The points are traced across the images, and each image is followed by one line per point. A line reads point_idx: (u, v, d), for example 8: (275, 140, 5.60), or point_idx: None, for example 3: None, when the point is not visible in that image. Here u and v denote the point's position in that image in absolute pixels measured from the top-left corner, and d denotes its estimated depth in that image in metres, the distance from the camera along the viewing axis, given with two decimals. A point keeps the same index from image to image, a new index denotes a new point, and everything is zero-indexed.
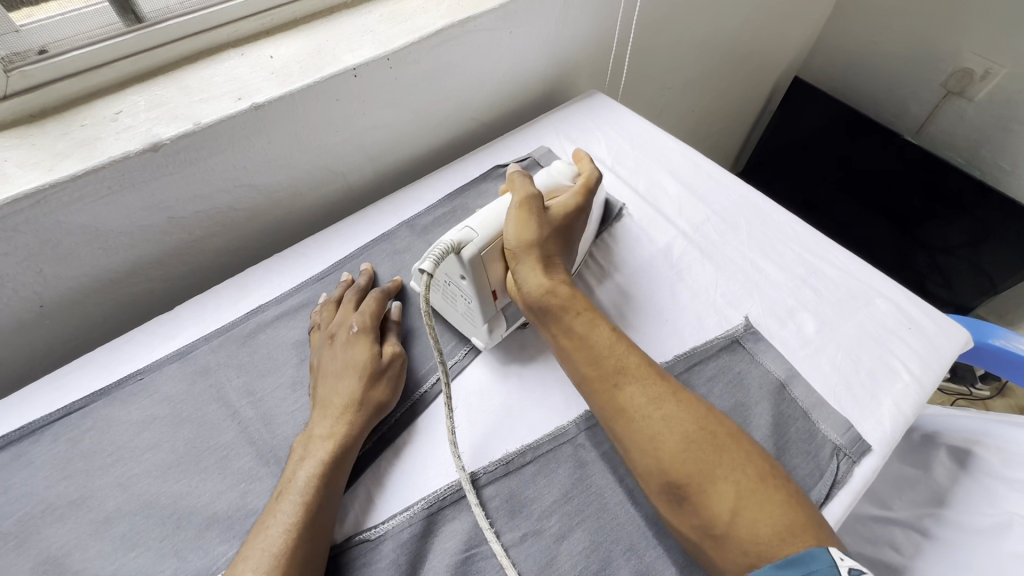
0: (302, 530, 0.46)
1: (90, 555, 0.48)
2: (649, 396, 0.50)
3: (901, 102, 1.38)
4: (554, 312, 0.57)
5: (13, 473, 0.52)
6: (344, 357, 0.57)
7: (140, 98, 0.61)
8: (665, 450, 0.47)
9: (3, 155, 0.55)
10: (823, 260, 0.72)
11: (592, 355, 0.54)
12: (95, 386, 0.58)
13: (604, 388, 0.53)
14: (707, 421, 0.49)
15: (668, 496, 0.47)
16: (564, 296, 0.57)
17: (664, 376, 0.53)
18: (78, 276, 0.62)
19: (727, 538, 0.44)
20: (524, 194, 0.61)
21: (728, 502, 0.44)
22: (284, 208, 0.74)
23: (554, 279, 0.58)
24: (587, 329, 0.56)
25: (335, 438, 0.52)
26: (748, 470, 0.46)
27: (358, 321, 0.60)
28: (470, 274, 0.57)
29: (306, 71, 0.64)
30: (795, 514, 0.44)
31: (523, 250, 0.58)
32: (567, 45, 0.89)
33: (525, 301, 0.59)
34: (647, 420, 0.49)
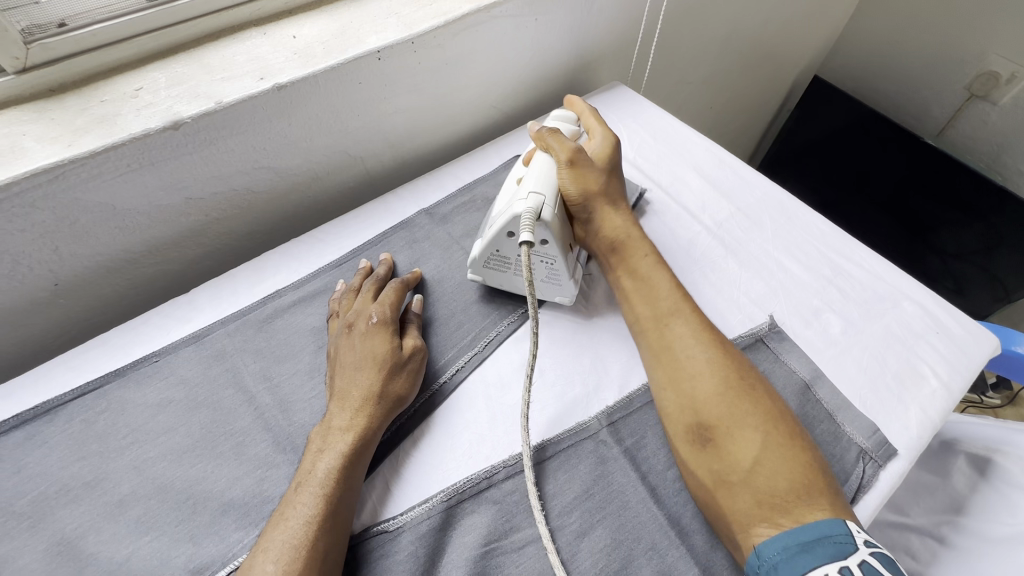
0: (324, 522, 0.45)
1: (103, 539, 0.47)
2: (696, 339, 0.55)
3: (922, 104, 1.36)
4: (620, 254, 0.63)
5: (28, 453, 0.51)
6: (364, 347, 0.55)
7: (161, 75, 0.60)
8: (704, 391, 0.51)
9: (20, 130, 0.54)
10: (850, 260, 0.71)
11: (649, 299, 0.60)
12: (109, 367, 0.57)
13: (656, 328, 0.58)
14: (746, 376, 0.53)
15: (695, 437, 0.50)
16: (634, 237, 0.64)
17: (712, 328, 0.57)
18: (94, 256, 0.61)
19: (741, 485, 0.46)
20: (572, 149, 0.63)
21: (751, 451, 0.47)
22: (302, 192, 0.73)
23: (625, 222, 0.64)
24: (646, 274, 0.61)
25: (355, 430, 0.51)
26: (776, 428, 0.49)
27: (377, 310, 0.58)
28: (554, 236, 0.58)
29: (329, 53, 0.63)
30: (814, 480, 0.46)
31: (593, 201, 0.63)
32: (592, 35, 0.87)
33: (602, 247, 0.64)
34: (694, 360, 0.54)
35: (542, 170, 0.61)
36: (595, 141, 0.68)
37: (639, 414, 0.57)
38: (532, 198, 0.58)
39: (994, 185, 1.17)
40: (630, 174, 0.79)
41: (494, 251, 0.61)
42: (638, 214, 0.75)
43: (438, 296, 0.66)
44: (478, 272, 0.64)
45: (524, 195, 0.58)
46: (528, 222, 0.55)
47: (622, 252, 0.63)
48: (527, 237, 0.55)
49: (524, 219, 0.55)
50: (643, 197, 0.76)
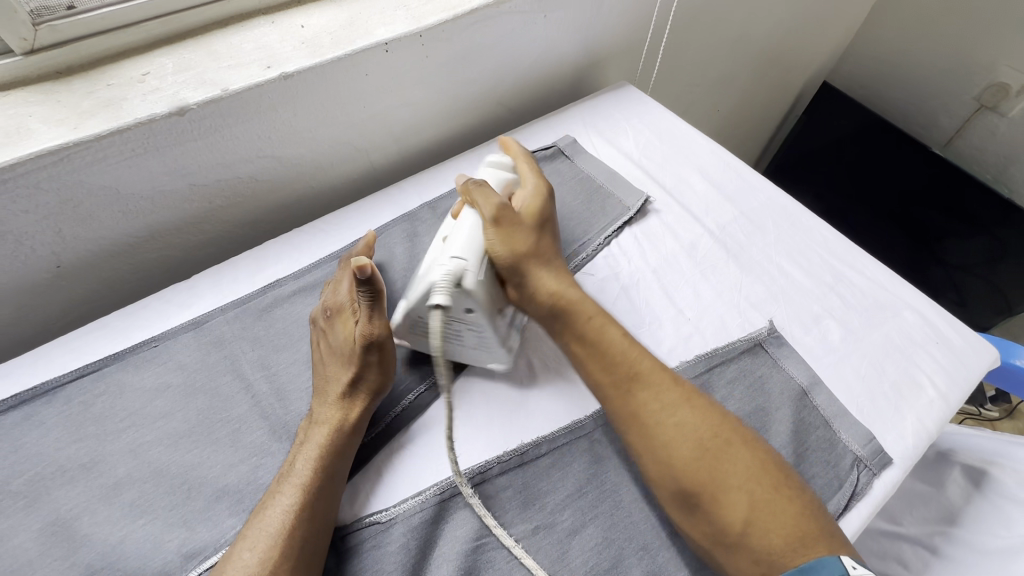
0: (302, 513, 0.45)
1: (98, 520, 0.47)
2: (663, 403, 0.50)
3: (930, 113, 1.35)
4: (564, 318, 0.56)
5: (25, 433, 0.51)
6: (335, 342, 0.55)
7: (168, 61, 0.60)
8: (679, 458, 0.47)
9: (26, 111, 0.54)
10: (852, 268, 0.70)
11: (604, 359, 0.53)
12: (109, 350, 0.57)
13: (616, 394, 0.52)
14: (723, 428, 0.49)
15: (681, 503, 0.47)
16: (575, 296, 0.57)
17: (679, 384, 0.52)
18: (97, 239, 0.61)
19: (739, 547, 0.44)
20: (496, 203, 0.57)
21: (742, 513, 0.45)
22: (305, 182, 0.73)
23: (558, 282, 0.57)
24: (598, 334, 0.55)
25: (335, 423, 0.51)
26: (762, 480, 0.46)
27: (339, 300, 0.56)
28: (478, 303, 0.53)
29: (337, 43, 0.63)
30: (808, 525, 0.44)
31: (522, 260, 0.56)
32: (601, 33, 0.87)
33: (537, 311, 0.57)
34: (662, 426, 0.49)
35: (465, 233, 0.56)
36: (524, 192, 0.63)
37: None
38: (452, 263, 0.53)
39: (1003, 199, 1.17)
40: (634, 175, 0.79)
41: (418, 318, 0.56)
42: (641, 215, 0.74)
43: None
44: (404, 336, 0.58)
45: (446, 260, 0.54)
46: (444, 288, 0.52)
47: (566, 314, 0.56)
48: (442, 300, 0.52)
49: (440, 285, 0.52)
50: (647, 198, 0.75)
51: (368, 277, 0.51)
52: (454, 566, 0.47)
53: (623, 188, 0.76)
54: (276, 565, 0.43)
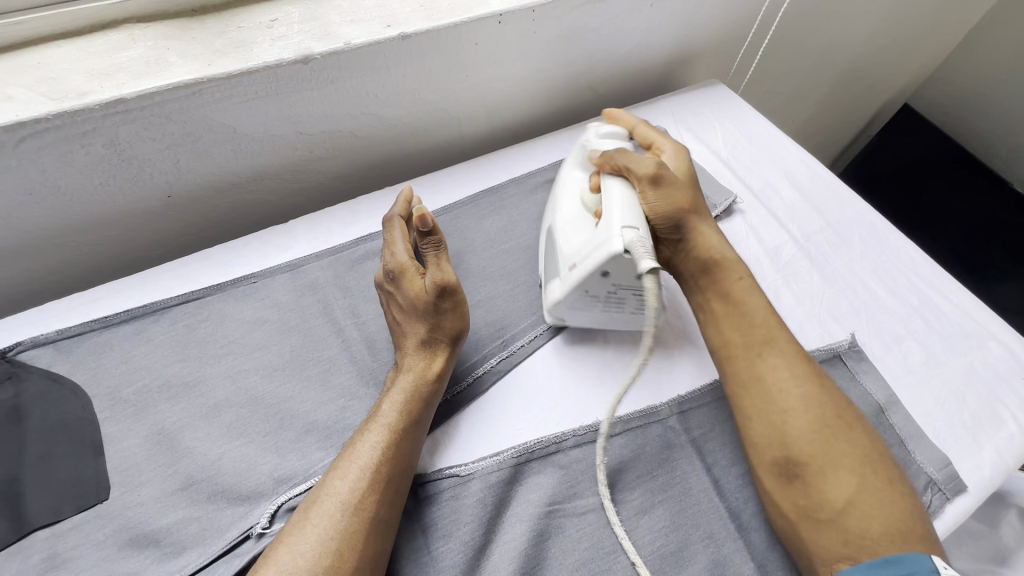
0: (389, 451, 0.47)
1: (198, 436, 0.51)
2: (793, 373, 0.51)
3: (1015, 147, 1.25)
4: (710, 276, 0.57)
5: (135, 347, 0.55)
6: (405, 300, 0.54)
7: (294, 10, 0.62)
8: (796, 424, 0.48)
9: (165, 43, 0.56)
10: (939, 293, 0.69)
11: (740, 320, 0.54)
12: (211, 281, 0.60)
13: (745, 355, 0.53)
14: (846, 412, 0.49)
15: (781, 469, 0.48)
16: (728, 257, 0.57)
17: (810, 363, 0.52)
18: (208, 174, 0.64)
19: (829, 524, 0.45)
20: (651, 165, 0.56)
21: (845, 493, 0.45)
22: (399, 144, 0.74)
23: (715, 241, 0.58)
24: (741, 299, 0.55)
25: (421, 370, 0.52)
26: (876, 469, 0.46)
27: (399, 259, 0.55)
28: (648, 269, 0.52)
29: (454, 9, 0.64)
30: (911, 525, 0.44)
31: (683, 218, 0.56)
32: (702, 28, 0.86)
33: (691, 268, 0.58)
34: (787, 394, 0.50)
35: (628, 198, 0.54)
36: (666, 154, 0.64)
37: (709, 407, 0.57)
38: (626, 232, 0.50)
39: None
40: (719, 174, 0.78)
41: (583, 292, 0.54)
42: (726, 215, 0.74)
43: (520, 265, 0.67)
44: (557, 314, 0.58)
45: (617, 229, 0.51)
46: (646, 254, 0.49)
47: (714, 273, 0.57)
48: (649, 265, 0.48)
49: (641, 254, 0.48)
50: (734, 199, 0.75)
51: (429, 227, 0.55)
52: (526, 526, 0.49)
53: (710, 185, 0.76)
54: (364, 496, 0.45)
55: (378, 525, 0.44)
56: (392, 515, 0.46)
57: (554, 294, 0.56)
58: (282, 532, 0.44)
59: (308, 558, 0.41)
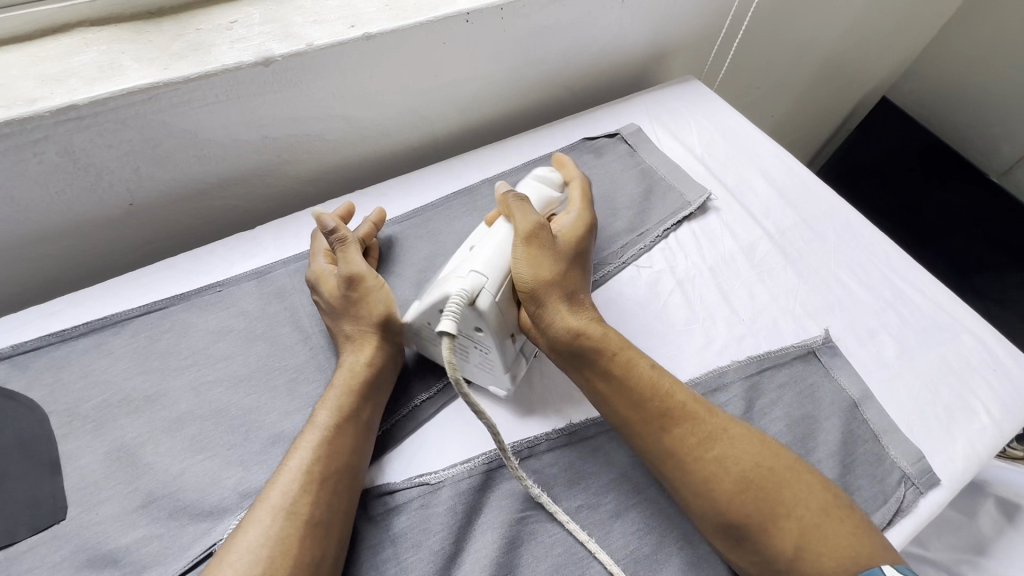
0: (319, 449, 0.47)
1: (160, 451, 0.49)
2: (701, 437, 0.48)
3: (991, 138, 1.26)
4: (586, 356, 0.51)
5: (94, 361, 0.53)
6: (326, 304, 0.56)
7: (255, 11, 0.60)
8: (720, 493, 0.46)
9: (119, 47, 0.55)
10: (912, 285, 0.69)
11: (632, 397, 0.50)
12: (174, 291, 0.59)
13: (647, 430, 0.49)
14: (764, 457, 0.48)
15: (725, 534, 0.46)
16: (598, 336, 0.52)
17: (712, 413, 0.50)
18: (171, 181, 0.63)
19: (789, 573, 0.44)
20: (533, 222, 0.54)
21: (792, 539, 0.44)
22: (370, 146, 0.73)
23: (582, 321, 0.52)
24: (626, 372, 0.50)
25: (352, 366, 0.52)
26: (809, 507, 0.45)
27: (314, 270, 0.57)
28: (489, 325, 0.49)
29: (420, 8, 0.63)
30: (861, 545, 0.44)
31: (551, 287, 0.52)
32: (675, 25, 0.86)
33: (553, 347, 0.52)
34: (702, 464, 0.47)
35: (494, 244, 0.53)
36: (568, 216, 0.59)
37: None
38: (466, 280, 0.49)
39: None
40: (694, 171, 0.78)
41: (425, 327, 0.52)
42: (701, 212, 0.74)
43: None
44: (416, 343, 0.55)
45: (465, 272, 0.50)
46: (456, 307, 0.47)
47: (592, 351, 0.51)
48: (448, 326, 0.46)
49: (453, 301, 0.47)
50: (709, 196, 0.75)
51: (332, 227, 0.57)
52: (497, 534, 0.48)
53: (684, 182, 0.75)
54: (297, 498, 0.44)
55: (315, 530, 0.43)
56: (332, 511, 0.45)
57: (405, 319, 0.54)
58: (224, 544, 0.43)
59: (245, 566, 0.40)
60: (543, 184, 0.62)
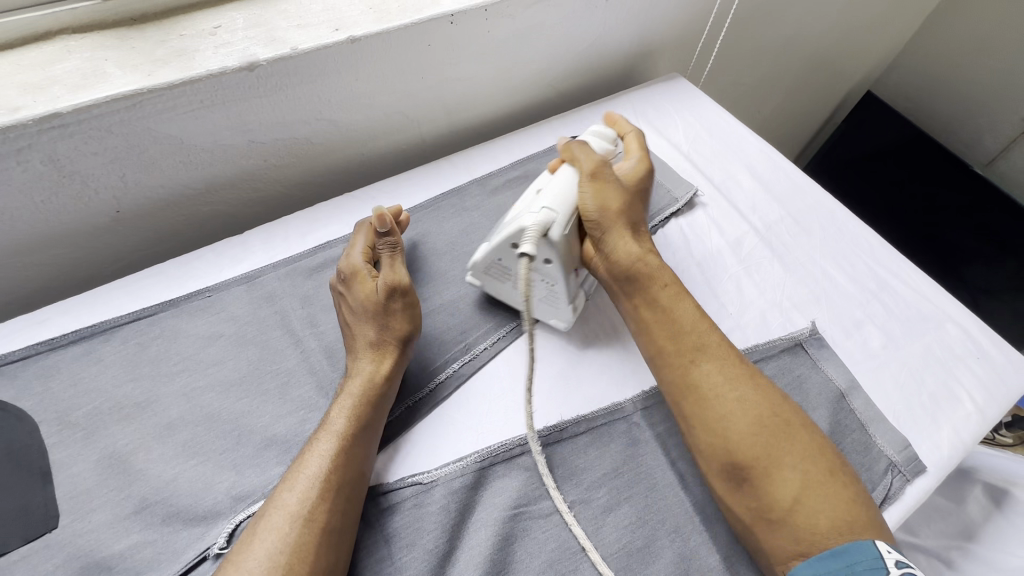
0: (339, 459, 0.46)
1: (152, 457, 0.49)
2: (727, 377, 0.50)
3: (974, 131, 1.27)
4: (637, 283, 0.56)
5: (83, 368, 0.53)
6: (353, 301, 0.55)
7: (239, 16, 0.60)
8: (736, 431, 0.48)
9: (102, 54, 0.55)
10: (896, 277, 0.70)
11: (671, 329, 0.53)
12: (163, 297, 0.59)
13: (679, 362, 0.52)
14: (781, 409, 0.49)
15: (728, 476, 0.48)
16: (651, 264, 0.56)
17: (740, 358, 0.52)
18: (158, 187, 0.62)
19: (783, 523, 0.45)
20: (595, 162, 0.58)
21: (793, 490, 0.45)
22: (358, 149, 0.73)
23: (642, 249, 0.57)
24: (669, 304, 0.55)
25: (372, 375, 0.52)
26: (815, 464, 0.46)
27: (353, 262, 0.56)
28: (559, 254, 0.54)
29: (405, 10, 0.63)
30: (859, 514, 0.45)
31: (613, 220, 0.56)
32: (660, 23, 0.86)
33: (613, 273, 0.57)
34: (723, 400, 0.49)
35: (561, 184, 0.57)
36: (626, 163, 0.62)
37: None
38: (540, 213, 0.54)
39: None
40: (681, 167, 0.79)
41: (495, 260, 0.58)
42: (688, 208, 0.75)
43: None
44: (478, 276, 0.61)
45: (537, 206, 0.55)
46: (534, 234, 0.52)
47: (643, 280, 0.55)
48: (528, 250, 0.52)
49: (530, 231, 0.52)
50: (695, 193, 0.75)
51: (387, 227, 0.58)
52: (490, 532, 0.48)
53: (671, 179, 0.76)
54: (314, 506, 0.44)
55: (327, 535, 0.43)
56: (345, 523, 0.45)
57: (476, 255, 0.59)
58: (232, 550, 0.43)
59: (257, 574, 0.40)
60: (603, 133, 0.64)
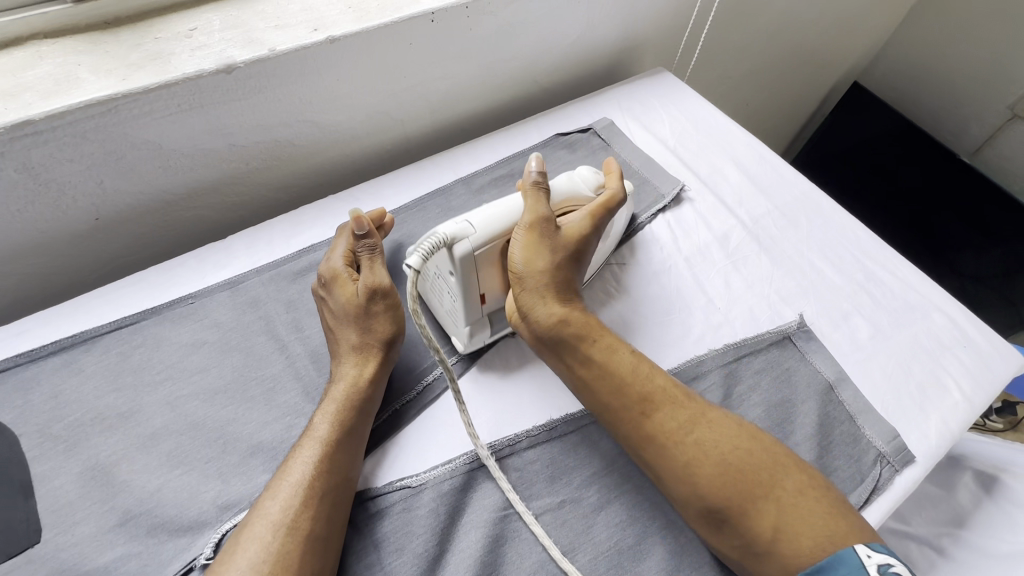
0: (322, 465, 0.46)
1: (136, 468, 0.49)
2: (679, 422, 0.49)
3: (959, 120, 1.28)
4: (568, 344, 0.54)
5: (65, 379, 0.52)
6: (336, 305, 0.54)
7: (215, 18, 0.59)
8: (701, 475, 0.47)
9: (76, 59, 0.54)
10: (883, 267, 0.70)
11: (612, 384, 0.52)
12: (145, 305, 0.58)
13: (627, 418, 0.51)
14: (741, 439, 0.49)
15: (705, 519, 0.47)
16: (581, 325, 0.55)
17: (690, 397, 0.52)
18: (137, 194, 0.62)
19: (768, 555, 0.44)
20: (539, 214, 0.55)
21: (771, 521, 0.45)
22: (341, 150, 0.73)
23: (567, 311, 0.55)
24: (607, 360, 0.53)
25: (355, 380, 0.51)
26: (788, 488, 0.46)
27: (333, 266, 0.55)
28: (459, 272, 0.52)
29: (384, 9, 0.62)
30: (841, 523, 0.45)
31: (539, 278, 0.54)
32: (644, 18, 0.86)
33: (536, 335, 0.55)
34: (680, 448, 0.48)
35: (498, 213, 0.54)
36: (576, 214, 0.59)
37: None
38: (454, 225, 0.51)
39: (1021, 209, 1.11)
40: (667, 162, 0.79)
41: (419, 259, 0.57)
42: (675, 203, 0.74)
43: None
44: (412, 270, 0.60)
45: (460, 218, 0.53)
46: (431, 245, 0.50)
47: (576, 338, 0.54)
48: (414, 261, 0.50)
49: (428, 241, 0.50)
50: (681, 188, 0.75)
51: (365, 229, 0.56)
52: (481, 534, 0.48)
53: (657, 175, 0.76)
54: (298, 513, 0.44)
55: (313, 542, 0.43)
56: (331, 528, 0.45)
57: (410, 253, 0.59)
58: (218, 558, 0.43)
59: None
60: (573, 180, 0.61)
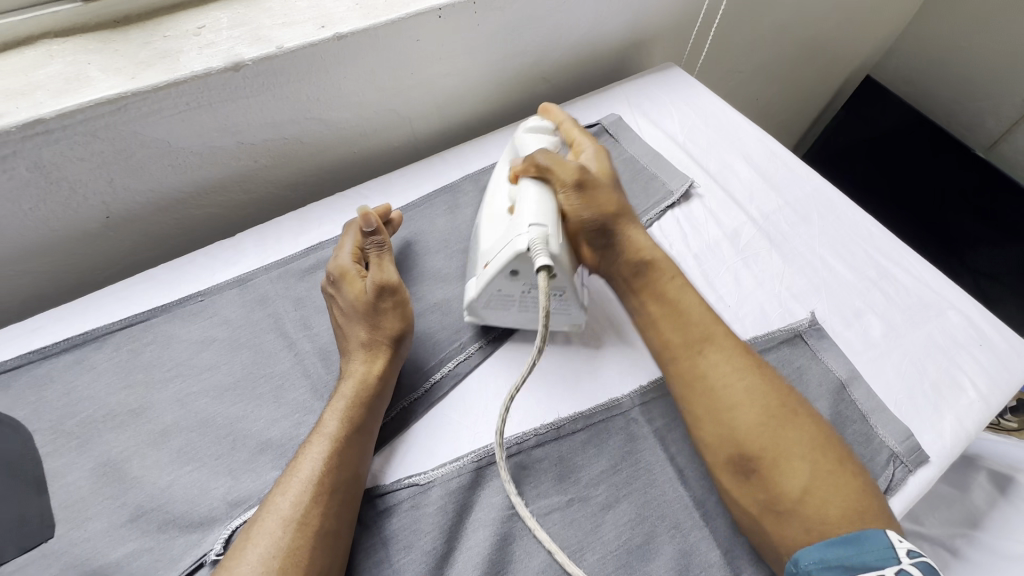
0: (335, 460, 0.46)
1: (147, 464, 0.49)
2: (734, 367, 0.51)
3: (974, 115, 1.26)
4: (645, 278, 0.57)
5: (76, 377, 0.53)
6: (344, 303, 0.54)
7: (223, 15, 0.59)
8: (744, 422, 0.49)
9: (85, 58, 0.54)
10: (897, 264, 0.69)
11: (678, 320, 0.55)
12: (156, 302, 0.58)
13: (689, 354, 0.53)
14: (788, 399, 0.50)
15: (736, 466, 0.48)
16: (656, 256, 0.58)
17: (748, 350, 0.53)
18: (147, 191, 0.62)
19: (792, 516, 0.45)
20: (574, 169, 0.56)
21: (799, 481, 0.46)
22: (349, 147, 0.73)
23: (641, 245, 0.58)
24: (675, 297, 0.56)
25: (363, 377, 0.51)
26: (823, 453, 0.47)
27: (341, 263, 0.56)
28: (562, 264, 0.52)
29: (392, 5, 0.62)
30: (863, 504, 0.45)
31: (610, 219, 0.57)
32: (654, 11, 0.85)
33: (620, 274, 0.58)
34: (729, 390, 0.50)
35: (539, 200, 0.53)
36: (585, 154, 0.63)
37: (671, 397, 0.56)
38: (531, 231, 0.50)
39: None
40: (677, 158, 0.78)
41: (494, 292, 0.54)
42: (685, 200, 0.74)
43: None
44: (477, 314, 0.57)
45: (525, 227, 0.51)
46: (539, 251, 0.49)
47: (648, 272, 0.57)
48: (541, 263, 0.48)
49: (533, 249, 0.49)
50: (692, 183, 0.74)
51: (373, 226, 0.56)
52: (489, 531, 0.48)
53: (666, 171, 0.75)
54: (308, 509, 0.44)
55: (323, 537, 0.43)
56: (340, 525, 0.45)
57: (470, 294, 0.56)
58: (226, 555, 0.43)
59: None
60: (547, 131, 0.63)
